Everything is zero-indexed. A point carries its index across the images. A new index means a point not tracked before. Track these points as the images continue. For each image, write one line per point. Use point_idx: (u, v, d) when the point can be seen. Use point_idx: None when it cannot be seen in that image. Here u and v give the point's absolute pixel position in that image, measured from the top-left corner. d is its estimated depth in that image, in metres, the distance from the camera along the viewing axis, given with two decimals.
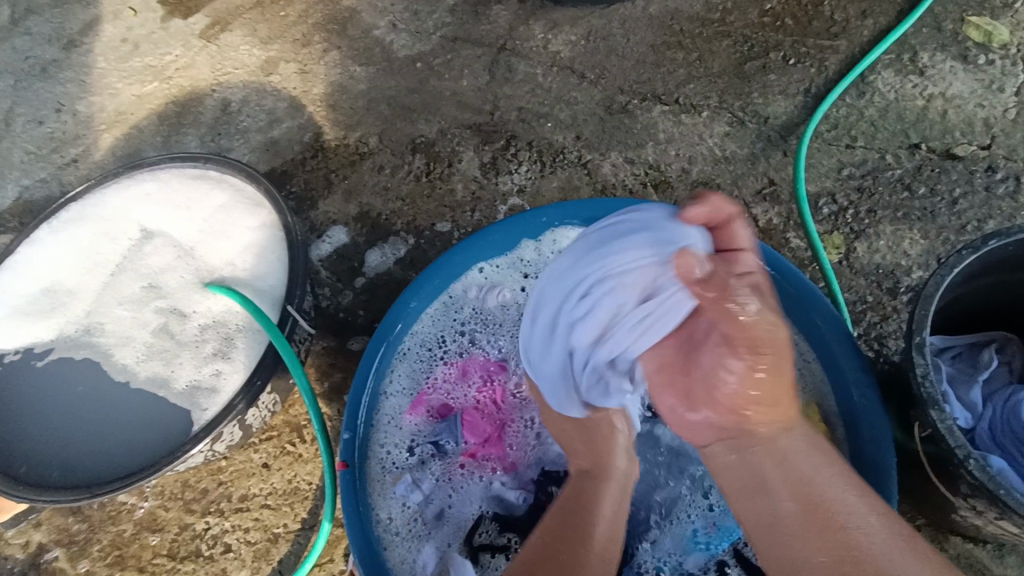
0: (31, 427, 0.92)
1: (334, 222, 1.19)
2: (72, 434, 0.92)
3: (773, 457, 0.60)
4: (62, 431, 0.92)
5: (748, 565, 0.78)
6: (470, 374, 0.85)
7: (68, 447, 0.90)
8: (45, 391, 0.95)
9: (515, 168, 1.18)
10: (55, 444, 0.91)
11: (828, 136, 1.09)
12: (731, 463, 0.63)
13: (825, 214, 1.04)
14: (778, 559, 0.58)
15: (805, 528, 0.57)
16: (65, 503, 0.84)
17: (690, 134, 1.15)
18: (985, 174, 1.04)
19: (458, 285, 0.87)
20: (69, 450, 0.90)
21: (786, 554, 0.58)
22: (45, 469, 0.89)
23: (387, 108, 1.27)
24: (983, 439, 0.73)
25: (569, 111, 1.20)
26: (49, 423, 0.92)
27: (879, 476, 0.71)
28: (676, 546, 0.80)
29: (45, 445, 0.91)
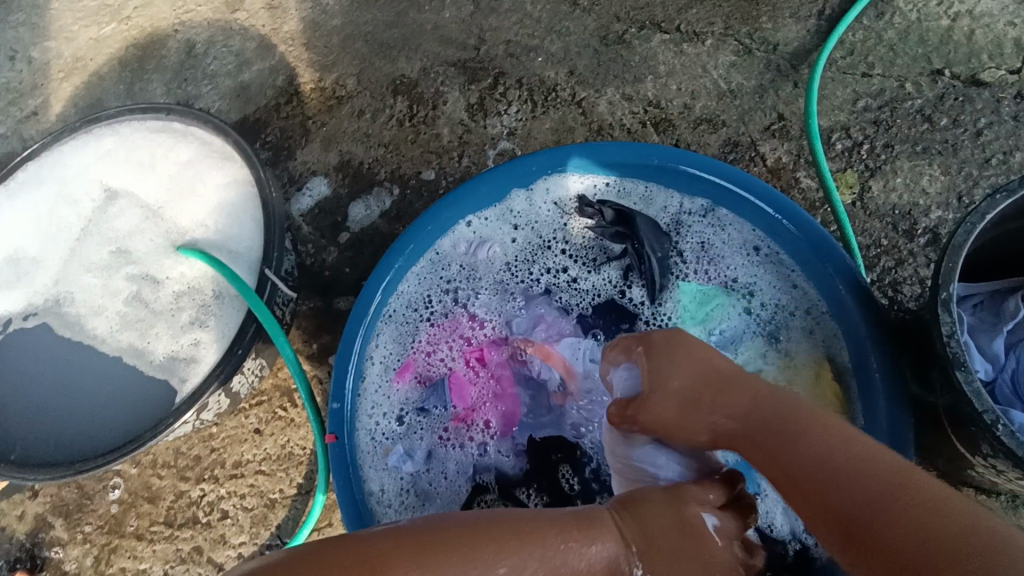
0: (11, 402, 0.89)
1: (314, 173, 1.12)
2: (54, 408, 0.89)
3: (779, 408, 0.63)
4: (44, 405, 0.89)
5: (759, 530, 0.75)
6: (458, 336, 0.81)
7: (51, 421, 0.88)
8: (20, 363, 0.91)
9: (504, 109, 1.10)
10: (41, 419, 0.88)
11: (843, 64, 1.00)
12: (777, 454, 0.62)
13: (839, 150, 0.97)
14: (792, 476, 0.59)
15: (854, 484, 0.56)
16: (49, 481, 0.82)
17: (694, 66, 1.06)
18: (1013, 101, 0.96)
19: (445, 241, 0.81)
20: (52, 425, 0.88)
21: (792, 469, 0.59)
22: (31, 445, 0.87)
23: (365, 46, 1.17)
24: (1004, 393, 0.70)
25: (561, 43, 1.11)
26: (30, 397, 0.89)
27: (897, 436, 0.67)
28: None
29: (28, 420, 0.89)
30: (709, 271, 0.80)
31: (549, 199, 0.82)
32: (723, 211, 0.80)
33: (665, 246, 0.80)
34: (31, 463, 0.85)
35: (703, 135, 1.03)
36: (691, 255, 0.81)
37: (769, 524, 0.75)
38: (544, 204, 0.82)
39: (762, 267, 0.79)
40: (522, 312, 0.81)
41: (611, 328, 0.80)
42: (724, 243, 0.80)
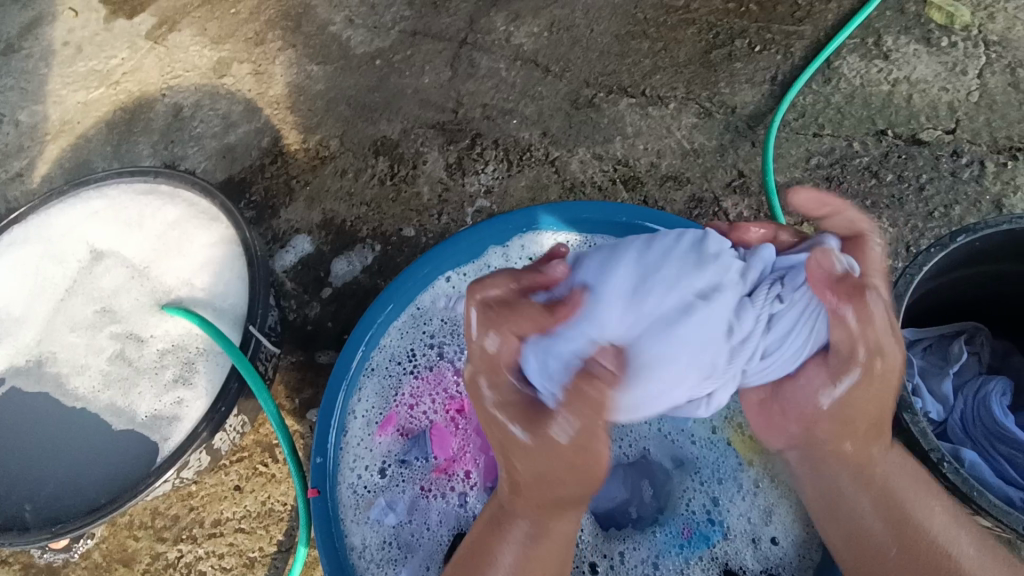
0: None
1: (297, 230, 1.16)
2: (31, 469, 0.88)
3: (850, 475, 0.69)
4: (22, 466, 0.88)
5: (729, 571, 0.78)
6: (440, 389, 0.83)
7: (29, 483, 0.87)
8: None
9: (481, 168, 1.16)
10: (18, 479, 0.88)
11: (795, 125, 1.08)
12: (840, 503, 0.69)
13: (795, 204, 1.03)
14: (845, 531, 0.69)
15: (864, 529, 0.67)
16: (23, 545, 0.81)
17: (658, 127, 1.13)
18: (951, 159, 1.04)
19: (426, 296, 0.85)
20: (30, 486, 0.87)
21: (851, 524, 0.68)
22: (8, 507, 0.86)
23: (348, 109, 1.22)
24: (954, 431, 0.75)
25: (534, 106, 1.18)
26: (7, 457, 0.89)
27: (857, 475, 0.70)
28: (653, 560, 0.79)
29: (5, 482, 0.88)
30: None
31: (524, 255, 0.86)
32: None
33: None
34: (6, 525, 0.85)
35: (669, 191, 1.09)
36: None
37: (742, 566, 0.78)
38: (521, 260, 0.86)
39: None
40: None
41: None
42: None
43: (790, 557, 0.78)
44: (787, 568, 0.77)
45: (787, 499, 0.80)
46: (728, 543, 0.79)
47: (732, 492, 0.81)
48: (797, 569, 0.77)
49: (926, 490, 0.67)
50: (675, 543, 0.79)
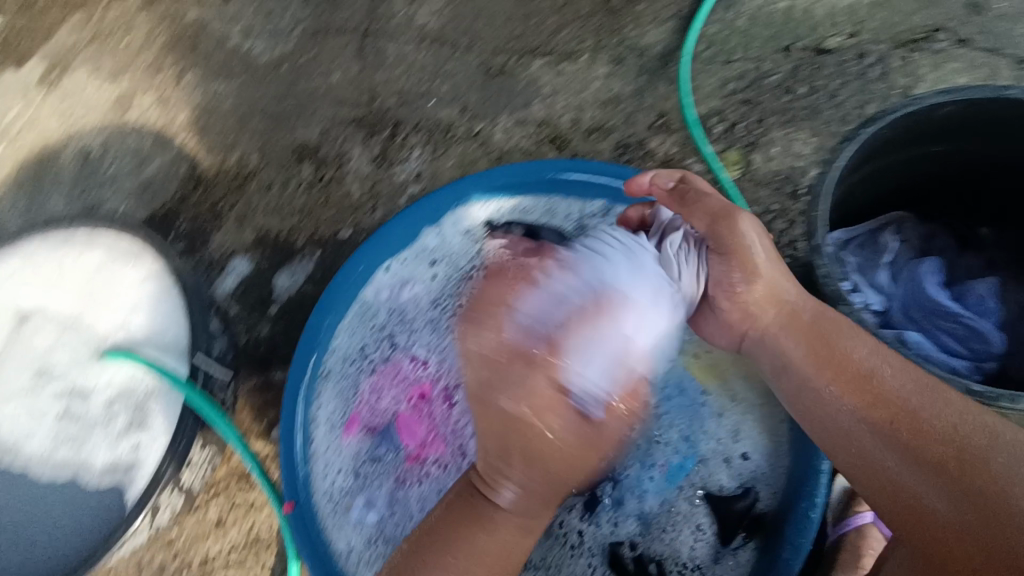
0: None
1: (232, 253, 1.12)
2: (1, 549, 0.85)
3: (814, 365, 0.71)
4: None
5: (706, 496, 0.79)
6: (398, 379, 0.82)
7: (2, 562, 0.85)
8: None
9: (407, 155, 1.14)
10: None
11: (705, 56, 1.09)
12: (810, 392, 0.71)
13: (719, 133, 1.04)
14: (826, 427, 0.69)
15: (870, 436, 0.66)
16: None
17: (575, 82, 1.13)
18: (857, 61, 1.06)
19: (369, 290, 0.83)
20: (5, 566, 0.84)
21: (825, 418, 0.69)
22: None
23: (262, 120, 1.20)
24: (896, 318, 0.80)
25: (449, 83, 1.18)
26: None
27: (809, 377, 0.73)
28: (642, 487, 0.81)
29: None
30: None
31: (459, 230, 0.85)
32: (620, 208, 0.84)
33: None
34: None
35: (595, 143, 1.09)
36: None
37: (718, 485, 0.79)
38: (457, 236, 0.85)
39: None
40: (458, 342, 0.83)
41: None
42: None
43: (763, 468, 0.79)
44: (763, 480, 0.78)
45: (755, 412, 0.81)
46: (704, 466, 0.81)
47: (705, 422, 0.82)
48: (772, 477, 0.78)
49: (883, 360, 0.69)
50: (648, 475, 0.81)
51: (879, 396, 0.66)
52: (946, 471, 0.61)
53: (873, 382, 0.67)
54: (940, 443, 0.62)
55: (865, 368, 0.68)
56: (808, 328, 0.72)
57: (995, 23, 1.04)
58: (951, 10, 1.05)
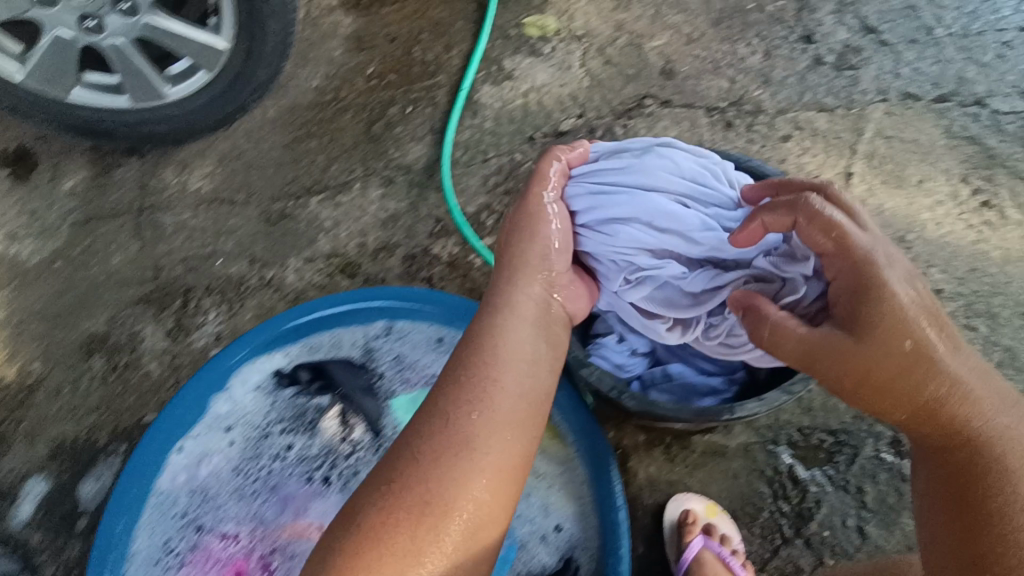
0: None
1: (27, 475, 1.03)
2: None
3: (898, 335, 0.61)
4: None
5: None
6: (207, 566, 0.77)
7: None
8: None
9: (203, 319, 1.13)
10: None
11: (463, 161, 1.20)
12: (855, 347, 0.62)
13: (490, 225, 1.14)
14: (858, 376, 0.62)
15: (914, 398, 0.62)
16: None
17: (353, 209, 1.19)
18: (589, 136, 1.21)
19: (163, 479, 0.79)
20: None
21: (869, 367, 0.61)
22: None
23: (41, 323, 1.14)
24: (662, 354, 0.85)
25: (233, 239, 1.19)
26: None
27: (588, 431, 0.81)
28: None
29: None
30: (413, 378, 0.85)
31: (248, 388, 0.84)
32: (400, 323, 0.87)
33: (365, 378, 0.85)
34: None
35: (384, 261, 1.14)
36: (390, 371, 0.85)
37: (540, 565, 0.81)
38: (247, 395, 0.84)
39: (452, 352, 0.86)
40: (267, 504, 0.80)
41: (349, 468, 0.80)
42: (415, 348, 0.86)
43: (577, 534, 0.81)
44: (579, 545, 0.80)
45: (560, 480, 0.83)
46: (525, 550, 0.81)
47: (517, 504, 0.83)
48: (586, 540, 0.80)
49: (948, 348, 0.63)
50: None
51: (886, 353, 0.61)
52: (947, 415, 0.62)
53: (922, 362, 0.61)
54: (988, 397, 0.63)
55: (919, 344, 0.61)
56: (859, 297, 0.63)
57: (686, 81, 1.24)
58: (649, 79, 1.25)
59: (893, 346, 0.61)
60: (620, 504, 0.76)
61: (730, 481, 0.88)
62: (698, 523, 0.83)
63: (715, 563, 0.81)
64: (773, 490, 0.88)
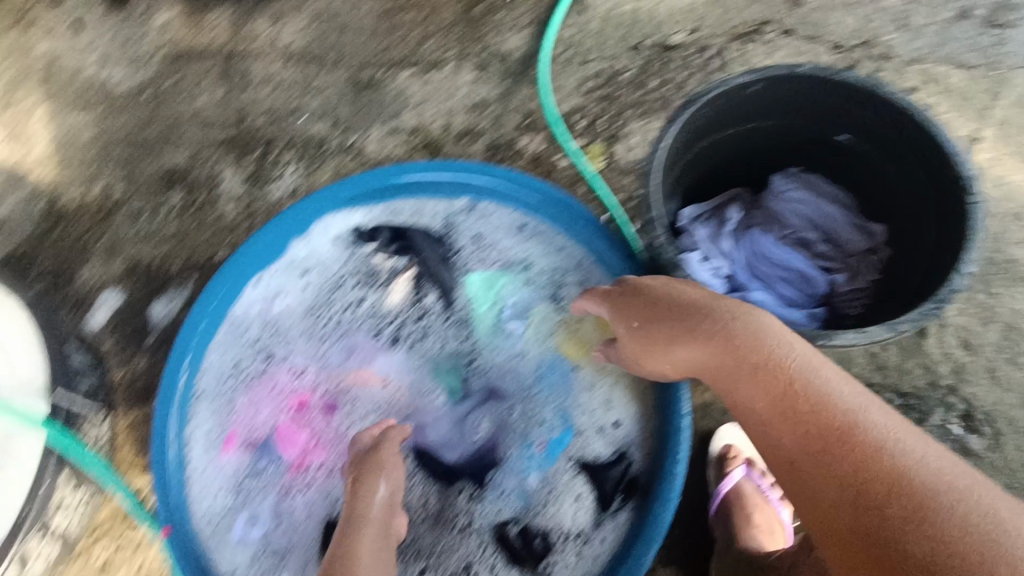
0: None
1: (103, 287, 1.07)
2: None
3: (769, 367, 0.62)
4: None
5: (589, 466, 0.76)
6: (275, 392, 0.79)
7: None
8: None
9: (282, 172, 1.13)
10: None
11: (563, 59, 1.15)
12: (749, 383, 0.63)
13: (581, 129, 1.10)
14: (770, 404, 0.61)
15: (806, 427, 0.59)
16: None
17: (443, 89, 1.16)
18: (700, 55, 1.14)
19: (238, 308, 0.81)
20: None
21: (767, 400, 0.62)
22: None
23: (126, 150, 1.15)
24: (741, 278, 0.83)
25: (319, 99, 1.17)
26: None
27: None
28: (520, 467, 0.77)
29: None
30: (490, 258, 0.84)
31: (327, 238, 0.84)
32: (485, 203, 0.85)
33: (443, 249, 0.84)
34: None
35: (467, 146, 1.12)
36: (468, 247, 0.84)
37: (594, 455, 0.76)
38: (324, 244, 0.84)
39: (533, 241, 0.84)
40: (335, 348, 0.82)
41: (419, 329, 0.82)
42: (495, 230, 0.84)
43: (634, 433, 0.77)
44: (636, 443, 0.76)
45: (623, 378, 0.78)
46: (579, 438, 0.77)
47: (576, 395, 0.78)
48: (644, 440, 0.76)
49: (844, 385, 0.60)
50: (526, 453, 0.77)
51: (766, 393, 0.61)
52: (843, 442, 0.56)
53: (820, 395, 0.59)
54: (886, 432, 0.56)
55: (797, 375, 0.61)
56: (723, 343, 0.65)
57: (815, 12, 1.14)
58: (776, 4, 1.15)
59: (763, 384, 0.62)
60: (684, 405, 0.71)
61: None
62: (739, 457, 0.85)
63: (754, 495, 0.83)
64: None
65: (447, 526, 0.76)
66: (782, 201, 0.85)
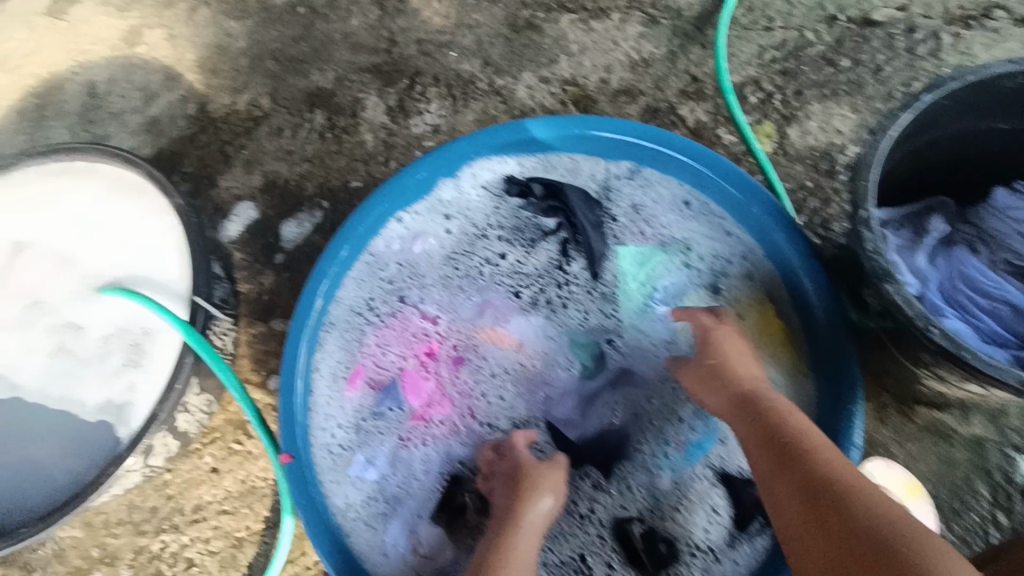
0: None
1: (239, 198, 1.09)
2: None
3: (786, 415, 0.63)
4: None
5: (729, 479, 0.74)
6: (406, 336, 0.80)
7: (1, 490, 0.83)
8: None
9: (425, 108, 1.09)
10: None
11: (744, 21, 1.02)
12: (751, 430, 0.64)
13: (754, 103, 0.99)
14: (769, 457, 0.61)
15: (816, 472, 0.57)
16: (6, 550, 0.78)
17: (604, 41, 1.07)
18: (905, 36, 0.99)
19: (379, 241, 0.80)
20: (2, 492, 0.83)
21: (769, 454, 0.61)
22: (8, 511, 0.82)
23: (275, 63, 1.14)
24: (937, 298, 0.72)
25: (472, 35, 1.11)
26: None
27: (842, 359, 0.70)
28: (653, 467, 0.75)
29: None
30: (647, 233, 0.81)
31: (477, 184, 0.82)
32: (647, 170, 0.80)
33: (598, 215, 0.81)
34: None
35: (622, 106, 1.04)
36: (624, 217, 0.82)
37: (738, 468, 0.74)
38: (474, 190, 0.83)
39: (697, 220, 0.81)
40: (469, 300, 0.81)
41: (559, 295, 0.81)
42: (655, 202, 0.81)
43: None
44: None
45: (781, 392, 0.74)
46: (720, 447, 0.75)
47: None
48: None
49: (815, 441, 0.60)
50: (663, 451, 0.76)
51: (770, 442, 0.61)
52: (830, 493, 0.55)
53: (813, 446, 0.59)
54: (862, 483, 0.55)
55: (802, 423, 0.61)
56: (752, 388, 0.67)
57: None
58: None
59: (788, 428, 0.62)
60: (859, 429, 0.67)
61: (944, 469, 0.82)
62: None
63: None
64: (993, 496, 0.81)
65: (566, 513, 0.74)
66: (1001, 221, 0.75)
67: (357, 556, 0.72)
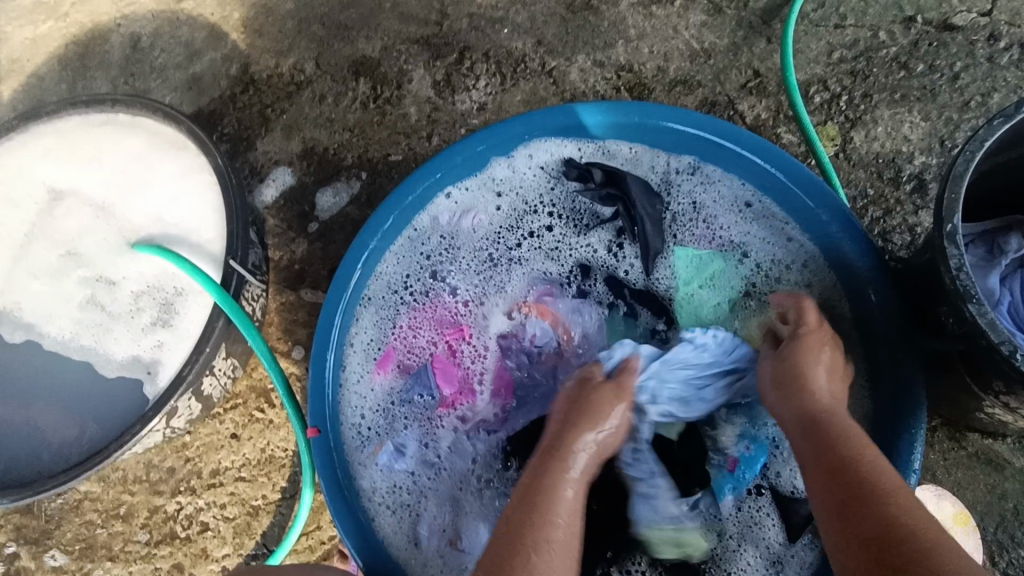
0: (14, 407, 0.84)
1: (276, 163, 1.07)
2: (19, 420, 0.84)
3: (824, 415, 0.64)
4: (17, 418, 0.84)
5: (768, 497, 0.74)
6: (436, 321, 0.80)
7: (27, 438, 0.83)
8: (6, 376, 0.85)
9: (472, 84, 1.05)
10: (12, 441, 0.83)
11: (815, 17, 0.96)
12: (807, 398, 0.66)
13: (818, 103, 0.94)
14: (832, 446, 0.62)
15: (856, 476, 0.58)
16: (26, 500, 0.77)
17: (664, 28, 1.02)
18: (987, 43, 0.93)
19: (424, 215, 0.81)
20: (30, 441, 0.83)
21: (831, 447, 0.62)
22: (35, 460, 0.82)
23: (321, 28, 1.10)
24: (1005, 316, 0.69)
25: (526, 13, 1.06)
26: (8, 411, 0.84)
27: (907, 380, 0.68)
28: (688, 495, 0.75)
29: (10, 438, 0.84)
30: (705, 234, 0.81)
31: (532, 164, 0.81)
32: (709, 168, 0.80)
33: (659, 209, 0.80)
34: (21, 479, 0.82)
35: (678, 96, 1.01)
36: (685, 216, 0.81)
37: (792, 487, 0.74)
38: (528, 169, 0.81)
39: (756, 221, 0.79)
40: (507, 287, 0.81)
41: (602, 287, 0.81)
42: (715, 202, 0.80)
43: None
44: None
45: None
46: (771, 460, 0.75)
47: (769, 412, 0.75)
48: None
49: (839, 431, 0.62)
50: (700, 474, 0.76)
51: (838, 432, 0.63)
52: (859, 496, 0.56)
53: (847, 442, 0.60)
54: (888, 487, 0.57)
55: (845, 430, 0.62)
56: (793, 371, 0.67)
57: None
58: None
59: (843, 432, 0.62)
60: (917, 456, 0.65)
61: (992, 498, 0.78)
62: None
63: None
64: None
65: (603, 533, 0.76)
66: None
67: (382, 541, 0.73)
